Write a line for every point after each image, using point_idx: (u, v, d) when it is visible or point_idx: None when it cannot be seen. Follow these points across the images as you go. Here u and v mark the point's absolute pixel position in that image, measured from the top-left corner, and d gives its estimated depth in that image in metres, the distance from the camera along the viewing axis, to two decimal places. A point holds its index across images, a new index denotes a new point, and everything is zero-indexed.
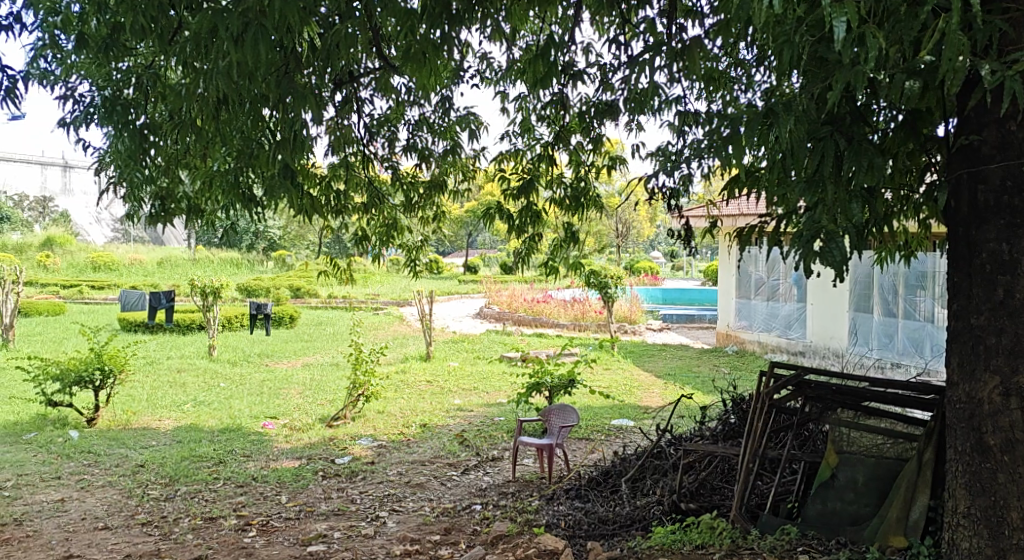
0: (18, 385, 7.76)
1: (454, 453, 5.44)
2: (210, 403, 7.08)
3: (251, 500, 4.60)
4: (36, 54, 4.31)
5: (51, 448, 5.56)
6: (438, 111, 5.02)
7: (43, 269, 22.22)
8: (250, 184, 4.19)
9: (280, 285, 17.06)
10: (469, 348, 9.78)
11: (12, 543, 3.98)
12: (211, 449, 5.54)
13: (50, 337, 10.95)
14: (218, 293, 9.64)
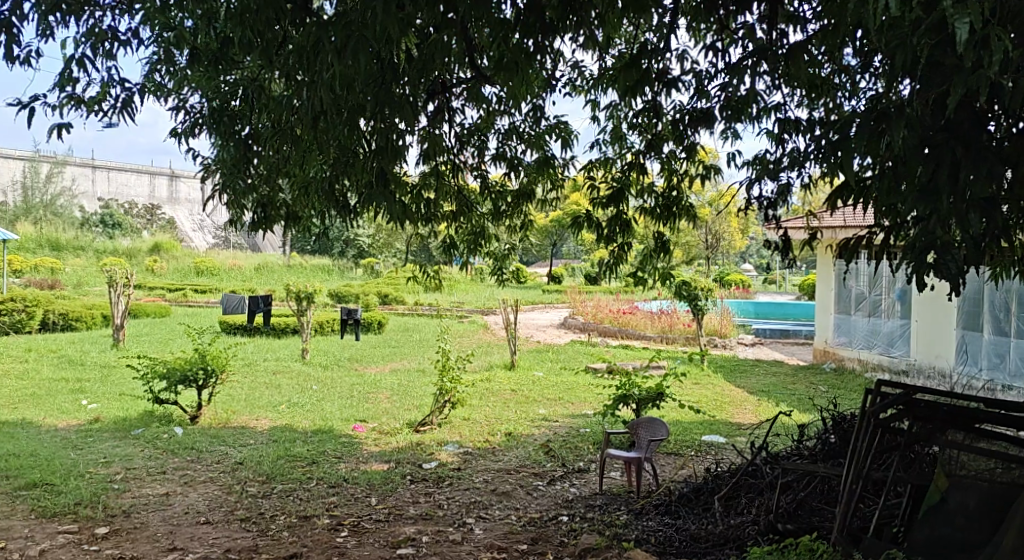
0: (127, 382, 8.14)
1: (540, 463, 5.42)
2: (304, 404, 7.27)
3: (343, 501, 4.69)
4: (152, 68, 4.55)
5: (158, 444, 5.80)
6: (529, 120, 5.01)
7: (150, 273, 23.28)
8: (344, 191, 4.27)
9: (369, 292, 17.40)
10: (555, 358, 9.76)
11: (121, 534, 4.15)
12: (305, 449, 5.68)
13: (156, 338, 11.45)
14: (311, 298, 9.87)
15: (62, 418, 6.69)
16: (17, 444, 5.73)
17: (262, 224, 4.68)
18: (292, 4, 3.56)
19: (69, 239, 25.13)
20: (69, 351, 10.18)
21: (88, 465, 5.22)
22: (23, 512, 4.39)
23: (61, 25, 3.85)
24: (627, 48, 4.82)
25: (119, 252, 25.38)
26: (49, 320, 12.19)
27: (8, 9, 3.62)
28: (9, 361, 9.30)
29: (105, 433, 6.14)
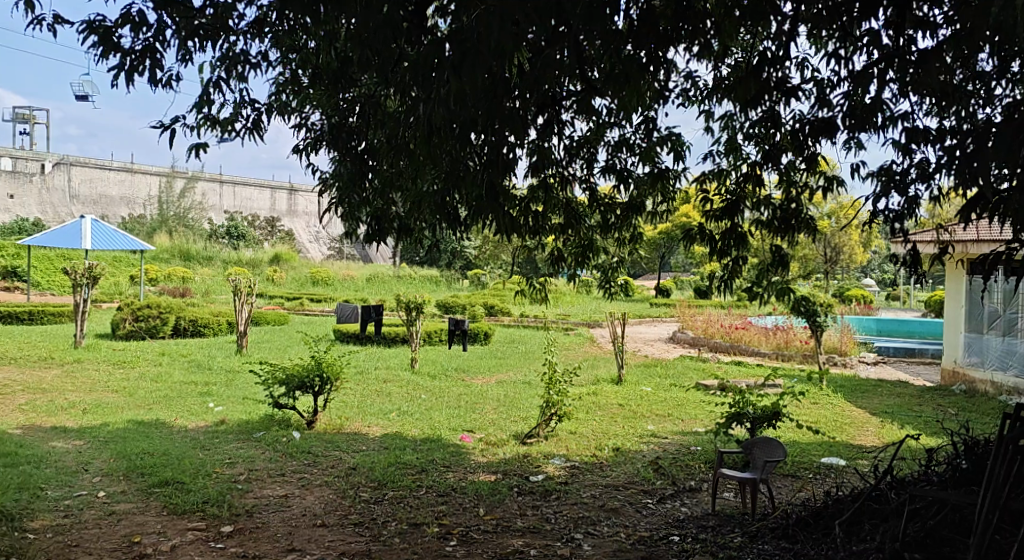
0: (249, 387, 8.50)
1: (649, 480, 5.34)
2: (413, 413, 7.40)
3: (452, 510, 4.75)
4: (278, 88, 4.76)
5: (277, 447, 6.03)
6: (639, 132, 4.92)
7: (270, 282, 24.29)
8: (455, 204, 4.33)
9: (477, 303, 17.57)
10: (664, 373, 9.60)
11: (244, 532, 4.33)
12: (414, 457, 5.78)
13: (275, 344, 11.91)
14: (421, 308, 10.04)
15: (190, 419, 7.05)
16: (150, 442, 6.07)
17: (376, 237, 4.75)
18: (409, 22, 3.65)
19: (197, 249, 26.52)
20: (196, 355, 10.72)
21: (214, 465, 5.47)
22: (156, 507, 4.64)
23: (197, 49, 4.08)
24: (744, 57, 4.70)
25: (241, 261, 26.59)
26: (180, 326, 12.87)
27: (152, 35, 3.88)
28: (144, 364, 9.87)
29: (228, 435, 6.43)
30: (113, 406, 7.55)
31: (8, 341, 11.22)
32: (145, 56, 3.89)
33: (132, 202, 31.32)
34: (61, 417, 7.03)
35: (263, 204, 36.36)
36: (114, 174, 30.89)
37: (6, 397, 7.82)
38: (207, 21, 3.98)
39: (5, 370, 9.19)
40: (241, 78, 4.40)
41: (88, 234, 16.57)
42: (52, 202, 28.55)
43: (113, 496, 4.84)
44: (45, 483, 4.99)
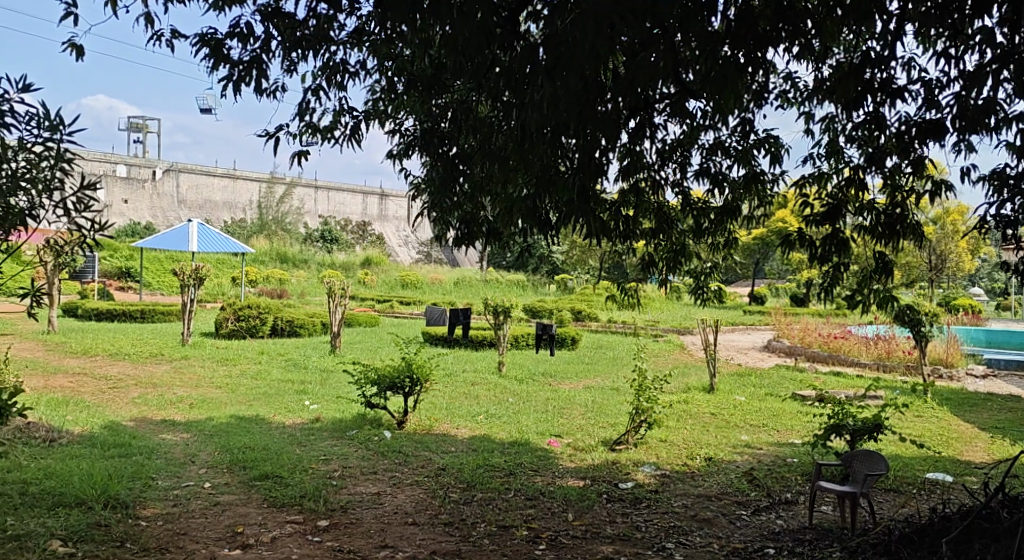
0: (343, 386, 8.71)
1: (743, 491, 5.23)
2: (502, 416, 7.44)
3: (541, 514, 4.75)
4: (374, 96, 4.89)
5: (369, 445, 6.16)
6: (735, 135, 4.84)
7: (363, 284, 24.85)
8: (547, 208, 4.34)
9: (565, 308, 17.54)
10: (757, 382, 9.38)
11: (339, 527, 4.44)
12: (503, 460, 5.81)
13: (366, 346, 12.16)
14: (509, 312, 10.09)
15: (287, 416, 7.28)
16: (250, 437, 6.29)
17: (464, 239, 4.86)
18: (502, 27, 3.68)
19: (294, 252, 27.36)
20: (293, 355, 11.05)
21: (310, 461, 5.63)
22: (257, 500, 4.80)
23: (300, 59, 4.22)
24: (846, 57, 4.56)
25: (335, 264, 27.30)
26: (277, 326, 13.28)
27: (258, 47, 4.05)
28: (244, 362, 10.24)
29: (323, 432, 6.60)
30: (216, 401, 7.86)
31: (120, 338, 11.81)
32: (252, 66, 4.06)
33: (234, 207, 32.53)
34: (169, 411, 7.36)
35: (355, 208, 37.22)
36: (217, 180, 32.16)
37: (118, 390, 8.23)
38: (309, 31, 4.11)
39: (118, 365, 9.68)
40: (340, 86, 4.53)
41: (193, 237, 17.29)
42: (161, 206, 29.93)
43: (217, 487, 5.04)
44: (155, 473, 5.23)
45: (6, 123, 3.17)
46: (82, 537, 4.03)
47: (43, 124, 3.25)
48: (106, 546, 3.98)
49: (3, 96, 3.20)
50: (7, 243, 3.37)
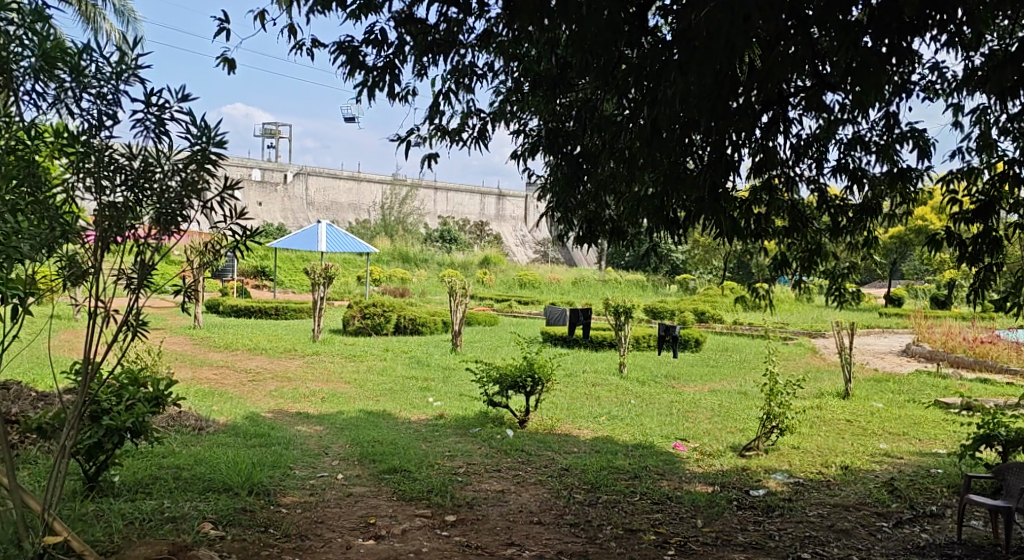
0: (465, 384, 8.84)
1: (883, 502, 4.99)
2: (624, 418, 7.37)
3: (669, 519, 4.68)
4: (500, 96, 4.93)
5: (493, 443, 6.22)
6: (876, 129, 4.61)
7: (481, 284, 25.17)
8: (673, 208, 4.19)
9: (687, 309, 17.21)
10: (894, 389, 8.93)
11: (466, 523, 4.50)
12: (627, 463, 5.75)
13: (487, 344, 12.31)
14: (630, 312, 9.96)
15: (413, 412, 7.45)
16: (378, 432, 6.47)
17: (586, 239, 4.81)
18: (630, 25, 3.62)
19: (415, 252, 28.02)
20: (417, 352, 11.30)
21: (436, 457, 5.74)
22: (388, 493, 4.94)
23: (431, 63, 4.31)
24: (1002, 45, 4.26)
25: (455, 264, 27.78)
26: (401, 324, 13.63)
27: (392, 52, 4.15)
28: (371, 358, 10.54)
29: (448, 429, 6.72)
30: (346, 396, 8.13)
31: (257, 334, 12.40)
32: (386, 72, 4.16)
33: (359, 208, 33.63)
34: (303, 404, 7.67)
35: (474, 208, 37.75)
36: (343, 183, 33.30)
37: (256, 383, 8.65)
38: (440, 36, 4.19)
39: (256, 359, 10.17)
40: (468, 89, 4.60)
41: (322, 237, 17.96)
42: (292, 207, 31.22)
43: (349, 479, 5.21)
44: (293, 463, 5.45)
45: (165, 130, 3.35)
46: (231, 521, 4.23)
47: (195, 129, 3.39)
48: (252, 530, 4.16)
49: (164, 105, 3.34)
50: (162, 245, 3.54)
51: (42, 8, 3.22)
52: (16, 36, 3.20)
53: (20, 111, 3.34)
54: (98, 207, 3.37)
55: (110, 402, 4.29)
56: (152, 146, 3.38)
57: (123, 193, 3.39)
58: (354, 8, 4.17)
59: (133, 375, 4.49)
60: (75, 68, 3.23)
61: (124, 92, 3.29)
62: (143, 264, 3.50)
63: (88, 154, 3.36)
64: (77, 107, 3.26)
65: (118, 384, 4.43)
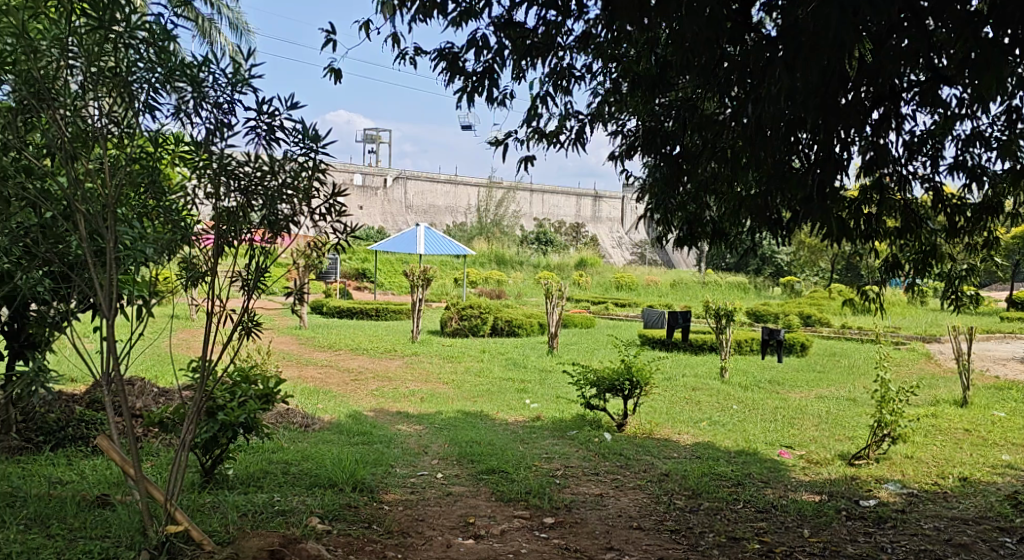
0: (563, 386, 8.84)
1: (1006, 517, 4.73)
2: (726, 423, 7.22)
3: (773, 528, 4.56)
4: (597, 98, 4.91)
5: (591, 446, 6.20)
6: (998, 123, 4.36)
7: (577, 286, 25.11)
8: (778, 209, 4.08)
9: (791, 312, 16.73)
10: (1019, 397, 8.43)
11: (565, 525, 4.50)
12: (729, 469, 5.62)
13: (584, 347, 12.27)
14: (731, 315, 9.73)
15: (510, 413, 7.49)
16: (477, 433, 6.53)
17: (686, 241, 4.69)
18: (732, 22, 3.53)
19: (511, 254, 28.21)
20: (513, 354, 11.36)
21: (534, 458, 5.77)
22: (487, 493, 4.99)
23: (529, 67, 4.33)
24: None
25: (551, 266, 27.85)
26: (498, 326, 13.74)
27: (491, 57, 4.19)
28: (468, 359, 10.68)
29: (545, 431, 6.74)
30: (444, 396, 8.25)
31: (359, 335, 12.72)
32: (485, 77, 4.21)
33: (456, 211, 34.08)
34: (403, 403, 7.83)
35: (570, 210, 37.70)
36: (440, 186, 33.82)
37: (359, 382, 8.88)
38: (538, 39, 4.20)
39: (358, 359, 10.45)
40: (566, 90, 4.60)
41: (421, 240, 18.26)
42: (391, 211, 31.90)
43: (449, 478, 5.29)
44: (394, 461, 5.58)
45: (275, 137, 3.48)
46: (336, 516, 4.35)
47: (303, 136, 3.50)
48: (356, 525, 4.27)
49: (275, 113, 3.45)
50: (271, 248, 3.68)
51: (168, 27, 3.34)
52: (140, 50, 3.32)
53: (144, 123, 3.43)
54: (214, 211, 3.55)
55: (224, 399, 4.49)
56: (263, 153, 3.50)
57: (236, 198, 3.53)
58: (455, 15, 4.24)
59: (245, 372, 4.69)
60: (194, 80, 3.38)
61: (238, 102, 3.43)
62: (256, 268, 3.67)
63: (205, 162, 3.49)
64: (195, 117, 3.42)
65: (231, 381, 4.63)
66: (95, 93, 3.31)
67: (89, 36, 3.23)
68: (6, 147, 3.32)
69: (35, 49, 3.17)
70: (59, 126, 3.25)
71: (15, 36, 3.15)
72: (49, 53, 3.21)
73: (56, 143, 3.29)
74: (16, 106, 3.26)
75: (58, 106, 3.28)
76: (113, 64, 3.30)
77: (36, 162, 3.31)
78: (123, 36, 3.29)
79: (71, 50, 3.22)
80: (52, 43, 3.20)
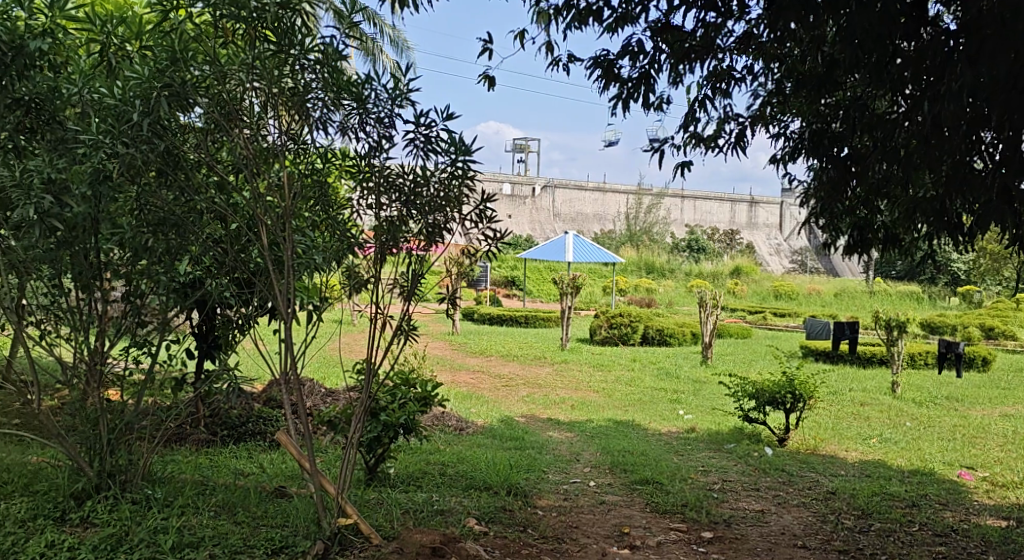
0: (718, 398, 8.63)
1: None
2: (898, 441, 6.81)
3: (954, 553, 4.27)
4: (757, 99, 4.78)
5: (750, 461, 6.01)
6: None
7: (732, 296, 24.32)
8: (957, 212, 3.80)
9: (970, 324, 15.58)
10: None
11: (724, 541, 4.38)
12: (903, 490, 5.30)
13: (739, 358, 11.93)
14: (904, 327, 9.16)
15: (663, 424, 7.39)
16: (630, 442, 6.48)
17: (857, 248, 4.39)
18: (907, 16, 3.32)
19: (662, 262, 27.84)
20: (665, 363, 11.19)
21: (690, 471, 5.65)
22: (641, 504, 4.94)
23: (686, 70, 4.28)
24: None
25: (704, 274, 27.28)
26: (649, 335, 13.58)
27: (647, 63, 4.17)
28: (619, 368, 10.61)
29: (701, 443, 6.60)
30: (596, 404, 8.23)
31: (511, 341, 12.89)
32: (641, 83, 4.19)
33: (605, 218, 33.97)
34: (556, 410, 7.88)
35: (723, 217, 36.73)
36: (589, 193, 33.84)
37: (511, 388, 9.01)
38: (696, 42, 4.14)
39: (509, 365, 10.61)
40: (726, 93, 4.50)
41: (570, 248, 18.22)
42: (540, 219, 32.22)
43: (602, 487, 5.28)
44: (546, 467, 5.63)
45: (431, 149, 3.60)
46: (492, 518, 4.43)
47: (455, 147, 3.61)
48: (512, 529, 4.33)
49: (428, 123, 3.57)
50: (427, 257, 3.78)
51: (338, 48, 3.53)
52: (312, 72, 3.51)
53: (316, 139, 3.63)
54: (376, 221, 3.69)
55: (386, 400, 4.68)
56: (419, 164, 3.63)
57: (397, 208, 3.67)
58: (611, 22, 4.25)
59: (405, 375, 4.87)
60: (358, 96, 3.55)
61: (397, 116, 3.58)
62: (414, 275, 3.75)
63: (368, 174, 3.67)
64: (360, 132, 3.59)
65: (392, 384, 4.82)
66: (275, 113, 3.54)
67: (270, 59, 3.45)
68: (199, 164, 3.60)
69: (225, 73, 3.42)
70: (244, 144, 3.51)
71: (209, 63, 3.42)
72: (236, 76, 3.44)
73: (242, 160, 3.54)
74: (207, 127, 3.53)
75: (243, 126, 3.53)
76: (289, 84, 3.51)
77: (225, 177, 3.56)
78: (298, 59, 3.49)
79: (253, 73, 3.44)
80: (239, 67, 3.43)
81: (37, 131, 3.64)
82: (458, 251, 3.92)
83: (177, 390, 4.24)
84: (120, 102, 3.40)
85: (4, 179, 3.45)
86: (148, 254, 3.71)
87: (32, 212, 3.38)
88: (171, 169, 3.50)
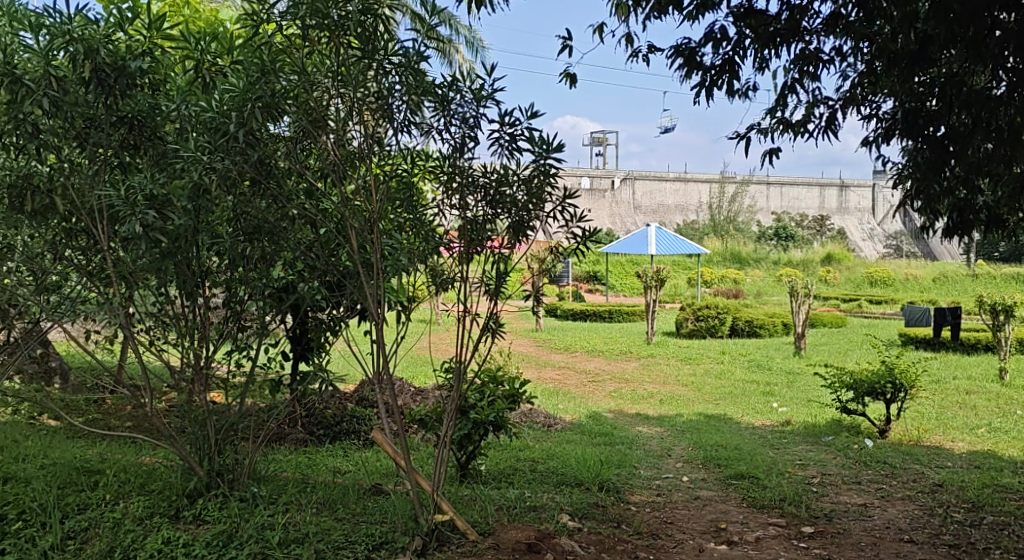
0: (813, 389, 8.41)
1: None
2: (1008, 431, 6.50)
3: None
4: (846, 80, 4.63)
5: (849, 453, 5.83)
6: None
7: (824, 283, 23.84)
8: None
9: None
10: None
11: (827, 536, 4.27)
12: (1016, 481, 5.06)
13: (834, 347, 11.59)
14: (1011, 310, 8.72)
15: (756, 417, 7.24)
16: (722, 436, 6.38)
17: (956, 230, 4.10)
18: None
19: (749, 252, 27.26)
20: (757, 355, 10.95)
21: (787, 465, 5.53)
22: (737, 499, 4.85)
23: (772, 55, 4.18)
24: None
25: (793, 263, 26.61)
26: (738, 326, 13.34)
27: (730, 49, 4.09)
28: (707, 361, 10.44)
29: (797, 437, 6.43)
30: (685, 399, 8.13)
31: (597, 337, 12.84)
32: (724, 69, 4.12)
33: (688, 209, 33.47)
34: (645, 405, 7.81)
35: (812, 203, 35.72)
36: (670, 185, 33.41)
37: (599, 384, 8.98)
38: (781, 25, 4.04)
39: (595, 361, 10.56)
40: (813, 76, 4.38)
41: (653, 240, 17.90)
42: (621, 213, 31.98)
43: (695, 482, 5.22)
44: (637, 463, 5.59)
45: (516, 147, 3.62)
46: (585, 514, 4.41)
47: (539, 144, 3.61)
48: (606, 524, 4.31)
49: (512, 122, 3.59)
50: (511, 255, 3.81)
51: (419, 51, 3.58)
52: (393, 77, 3.57)
53: (400, 142, 3.70)
54: (462, 220, 3.75)
55: (475, 398, 4.72)
56: (504, 163, 3.65)
57: (483, 208, 3.71)
58: (692, 9, 4.18)
59: (493, 373, 4.90)
60: (440, 98, 3.60)
61: (482, 116, 3.61)
62: (500, 273, 3.78)
63: (452, 174, 3.71)
64: (444, 133, 3.64)
65: (481, 381, 4.86)
66: (359, 118, 3.62)
67: (355, 65, 3.53)
68: (290, 171, 3.72)
69: (312, 82, 3.52)
70: (331, 150, 3.60)
71: (297, 73, 3.52)
72: (322, 84, 3.53)
73: (330, 165, 3.64)
74: (296, 135, 3.63)
75: (329, 131, 3.62)
76: (372, 90, 3.58)
77: (315, 184, 3.66)
78: (382, 64, 3.55)
79: (338, 79, 3.53)
80: (325, 76, 3.52)
81: (140, 147, 3.81)
82: (546, 254, 3.92)
83: (275, 392, 4.38)
84: (218, 117, 3.51)
85: (113, 197, 3.59)
86: (246, 262, 3.85)
87: (139, 225, 3.50)
88: (265, 178, 3.61)
